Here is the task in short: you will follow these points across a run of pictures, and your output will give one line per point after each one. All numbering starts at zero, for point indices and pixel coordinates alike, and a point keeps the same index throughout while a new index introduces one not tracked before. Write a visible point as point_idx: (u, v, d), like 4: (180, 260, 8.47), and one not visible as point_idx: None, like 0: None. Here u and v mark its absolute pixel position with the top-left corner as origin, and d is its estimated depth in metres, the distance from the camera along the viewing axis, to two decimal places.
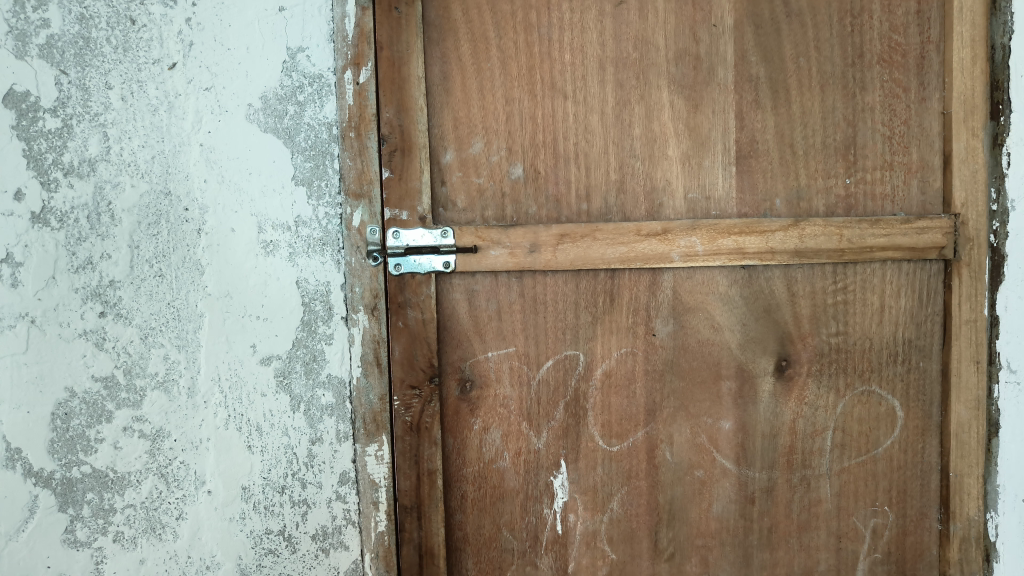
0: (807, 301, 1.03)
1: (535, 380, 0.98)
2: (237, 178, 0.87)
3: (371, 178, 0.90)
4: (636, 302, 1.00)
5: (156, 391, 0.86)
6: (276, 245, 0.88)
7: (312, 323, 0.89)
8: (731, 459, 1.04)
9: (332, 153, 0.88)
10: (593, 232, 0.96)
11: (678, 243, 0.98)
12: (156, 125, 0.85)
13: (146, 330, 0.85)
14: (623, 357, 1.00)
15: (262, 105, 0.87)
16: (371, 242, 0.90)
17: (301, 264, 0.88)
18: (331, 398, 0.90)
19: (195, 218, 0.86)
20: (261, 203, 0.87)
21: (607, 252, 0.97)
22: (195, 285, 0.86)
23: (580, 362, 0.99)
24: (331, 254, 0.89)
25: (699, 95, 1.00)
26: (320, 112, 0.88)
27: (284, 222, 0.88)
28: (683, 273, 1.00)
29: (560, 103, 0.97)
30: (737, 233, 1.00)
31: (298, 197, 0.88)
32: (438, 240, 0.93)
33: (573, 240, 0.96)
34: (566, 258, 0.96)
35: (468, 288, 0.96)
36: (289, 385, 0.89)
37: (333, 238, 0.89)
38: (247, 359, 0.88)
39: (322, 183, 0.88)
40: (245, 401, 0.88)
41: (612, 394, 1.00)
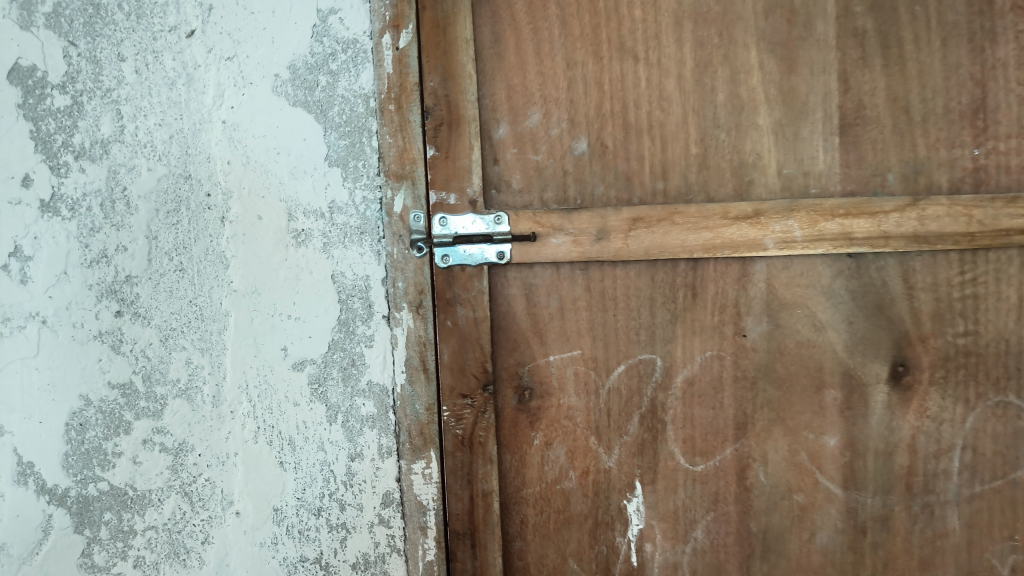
0: (928, 295, 0.86)
1: (605, 389, 0.84)
2: (264, 159, 0.77)
3: (414, 156, 0.79)
4: (722, 298, 0.85)
5: (177, 400, 0.76)
6: (309, 235, 0.78)
7: (350, 322, 0.78)
8: (837, 481, 0.87)
9: (369, 129, 0.78)
10: (671, 216, 0.83)
11: (773, 228, 0.84)
12: (174, 100, 0.76)
13: (166, 331, 0.76)
14: (708, 362, 0.86)
15: (290, 75, 0.77)
16: (415, 230, 0.79)
17: (336, 256, 0.78)
18: (371, 409, 0.79)
19: (218, 204, 0.76)
20: (291, 188, 0.77)
21: (688, 238, 0.83)
22: (219, 280, 0.77)
23: (658, 367, 0.85)
24: (370, 244, 0.78)
25: (794, 53, 0.85)
26: (356, 82, 0.78)
27: (316, 207, 0.78)
28: (778, 263, 0.86)
29: (629, 65, 0.83)
30: (844, 215, 0.85)
31: (332, 179, 0.78)
32: (491, 226, 0.81)
33: (648, 226, 0.83)
34: (640, 246, 0.83)
35: (525, 282, 0.83)
36: (324, 394, 0.78)
37: (372, 226, 0.78)
38: (278, 363, 0.78)
39: (358, 163, 0.78)
40: (276, 411, 0.78)
41: (694, 405, 0.86)
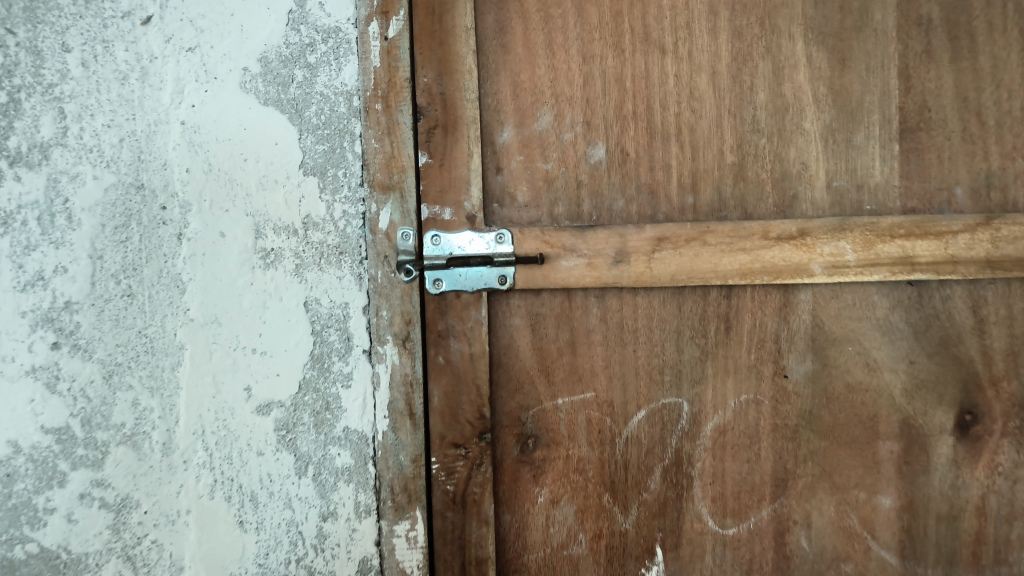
0: (1001, 331, 0.73)
1: (622, 438, 0.73)
2: (229, 166, 0.65)
3: (403, 164, 0.67)
4: (761, 331, 0.73)
5: (121, 448, 0.64)
6: (279, 255, 0.66)
7: (324, 358, 0.67)
8: (893, 549, 0.74)
9: (352, 131, 0.67)
10: (702, 236, 0.71)
11: (821, 251, 0.72)
12: (126, 97, 0.64)
13: (111, 367, 0.64)
14: (742, 408, 0.74)
15: (261, 69, 0.66)
16: (403, 250, 0.68)
17: (310, 280, 0.67)
18: (348, 459, 0.68)
19: (174, 219, 0.65)
20: (259, 200, 0.66)
21: (722, 262, 0.72)
22: (173, 307, 0.65)
23: (684, 414, 0.73)
24: (349, 267, 0.67)
25: (846, 46, 0.74)
26: (337, 77, 0.67)
27: (288, 224, 0.66)
28: (826, 292, 0.74)
29: (657, 59, 0.72)
30: (904, 235, 0.72)
31: (307, 191, 0.66)
32: (491, 247, 0.69)
33: (675, 247, 0.71)
34: (666, 270, 0.71)
35: (530, 311, 0.72)
36: (293, 442, 0.67)
37: (352, 245, 0.67)
38: (240, 406, 0.66)
39: (338, 171, 0.67)
40: (236, 462, 0.67)
41: (726, 458, 0.74)
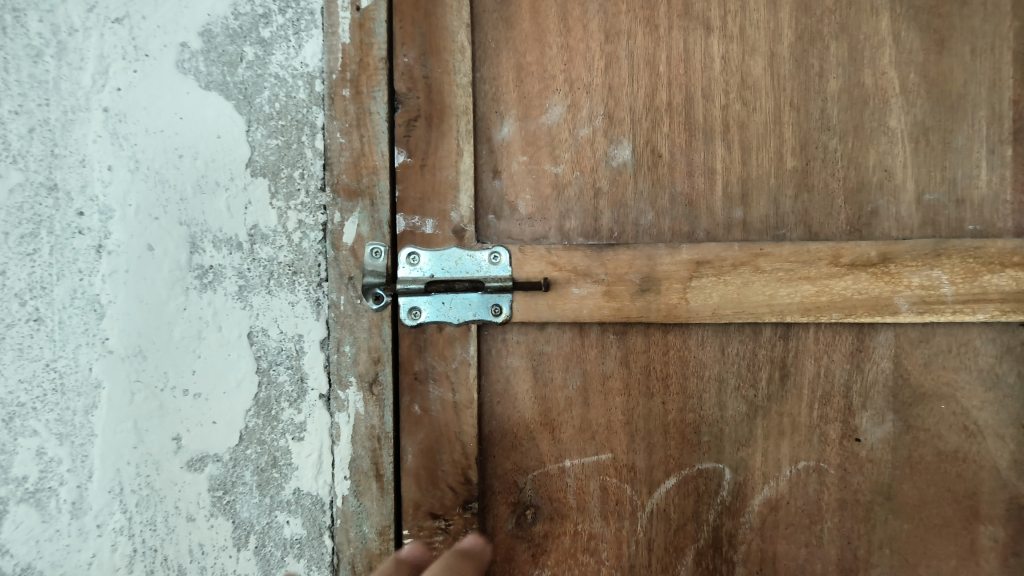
0: None
1: (645, 513, 0.58)
2: (161, 164, 0.53)
3: (375, 164, 0.54)
4: (827, 383, 0.58)
5: (21, 508, 0.51)
6: (219, 273, 0.54)
7: (271, 403, 0.55)
8: None
9: (312, 123, 0.54)
10: (754, 260, 0.56)
11: (908, 282, 0.57)
12: (38, 79, 0.51)
13: (12, 408, 0.51)
14: (800, 479, 0.59)
15: (203, 44, 0.53)
16: (371, 270, 0.54)
17: (256, 306, 0.54)
18: (298, 529, 0.55)
19: (92, 227, 0.52)
20: (196, 206, 0.53)
21: (778, 293, 0.57)
22: (89, 336, 0.52)
23: (725, 484, 0.58)
24: (304, 291, 0.54)
25: (945, 21, 0.58)
26: (295, 55, 0.54)
27: (230, 236, 0.54)
28: (912, 334, 0.58)
29: (699, 38, 0.58)
30: (1018, 264, 0.56)
31: (255, 196, 0.54)
32: (482, 269, 0.55)
33: (719, 274, 0.56)
34: (706, 303, 0.56)
35: (532, 350, 0.57)
36: (231, 505, 0.54)
37: (308, 264, 0.54)
38: (166, 460, 0.53)
39: (294, 171, 0.54)
40: (161, 530, 0.54)
41: (778, 540, 0.59)
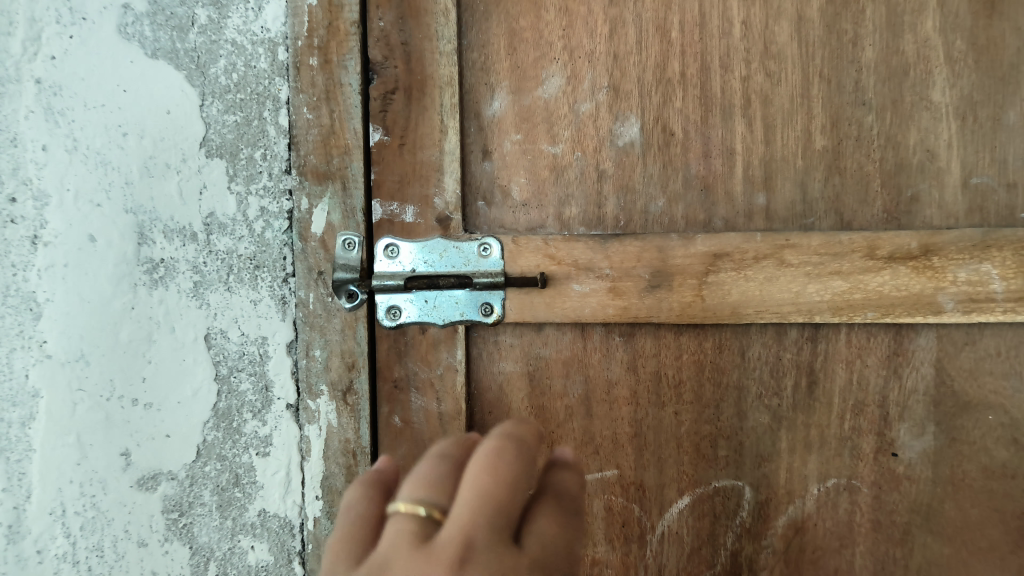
0: None
1: (656, 536, 0.52)
2: (103, 144, 0.46)
3: (346, 143, 0.47)
4: (858, 390, 0.52)
5: None
6: (171, 267, 0.47)
7: (231, 414, 0.49)
8: None
9: (274, 97, 0.48)
10: (779, 253, 0.50)
11: (953, 278, 0.50)
12: None
13: None
14: (828, 498, 0.53)
15: (148, 6, 0.47)
16: (342, 264, 0.45)
17: (214, 305, 0.48)
18: (264, 554, 0.50)
19: (25, 215, 0.45)
20: (144, 191, 0.47)
21: (805, 289, 0.50)
22: (23, 339, 0.45)
23: (745, 504, 0.52)
24: (267, 287, 0.48)
25: None
26: (255, 20, 0.48)
27: (183, 225, 0.47)
28: (956, 335, 0.52)
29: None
30: None
31: (211, 180, 0.47)
32: (471, 262, 0.47)
33: (739, 268, 0.50)
34: (725, 301, 0.50)
35: (528, 353, 0.51)
36: (188, 528, 0.49)
37: (272, 257, 0.48)
38: (114, 480, 0.47)
39: (255, 152, 0.48)
40: (109, 557, 0.47)
41: (805, 566, 0.53)
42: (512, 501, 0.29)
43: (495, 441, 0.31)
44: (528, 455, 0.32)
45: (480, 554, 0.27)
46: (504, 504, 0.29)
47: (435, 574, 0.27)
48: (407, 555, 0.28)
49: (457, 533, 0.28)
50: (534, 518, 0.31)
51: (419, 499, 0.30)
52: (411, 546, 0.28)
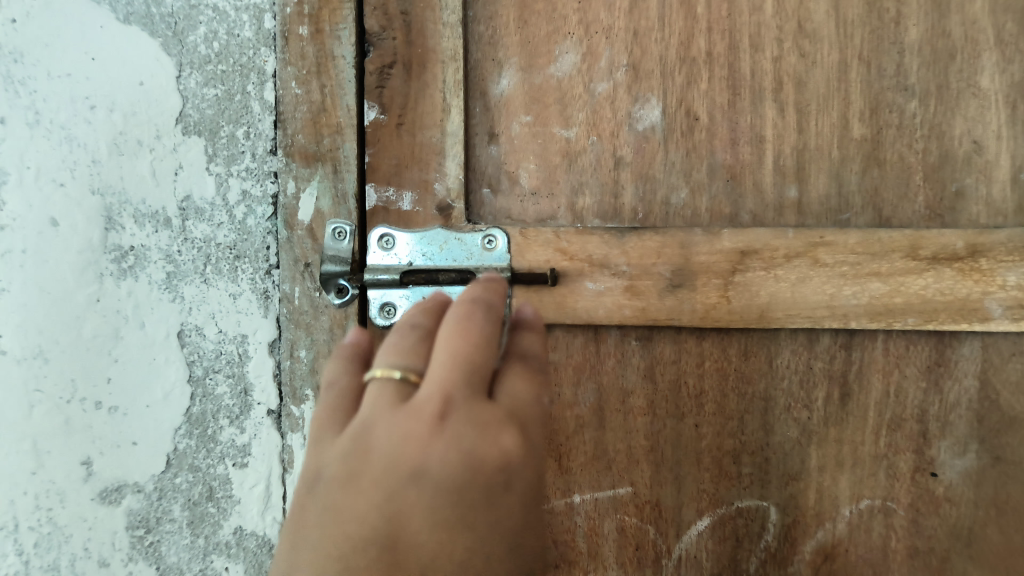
0: None
1: (671, 560, 0.48)
2: (68, 118, 0.42)
3: (338, 121, 0.43)
4: (895, 403, 0.48)
5: None
6: (141, 256, 0.43)
7: (205, 420, 0.43)
8: None
9: (259, 70, 0.43)
10: (813, 251, 0.45)
11: (1003, 282, 0.45)
12: None
13: None
14: (862, 521, 0.48)
15: None
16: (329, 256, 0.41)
17: (188, 297, 0.43)
18: None
19: None
20: (112, 170, 0.42)
21: (840, 292, 0.46)
22: None
23: (770, 526, 0.48)
24: (248, 279, 0.43)
25: None
26: None
27: (155, 209, 0.43)
28: (1003, 345, 0.47)
29: None
30: None
31: (188, 159, 0.43)
32: (475, 256, 0.42)
33: (770, 267, 0.45)
34: (753, 303, 0.45)
35: None
36: (155, 548, 0.43)
37: (254, 246, 0.43)
38: (73, 491, 0.42)
39: (238, 130, 0.43)
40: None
41: None
42: (486, 356, 0.30)
43: (465, 305, 0.31)
44: (496, 315, 0.31)
45: (459, 410, 0.27)
46: (479, 363, 0.29)
47: (417, 430, 0.27)
48: (389, 414, 0.28)
49: (434, 392, 0.28)
50: (509, 374, 0.31)
51: (395, 364, 0.30)
52: (389, 407, 0.28)
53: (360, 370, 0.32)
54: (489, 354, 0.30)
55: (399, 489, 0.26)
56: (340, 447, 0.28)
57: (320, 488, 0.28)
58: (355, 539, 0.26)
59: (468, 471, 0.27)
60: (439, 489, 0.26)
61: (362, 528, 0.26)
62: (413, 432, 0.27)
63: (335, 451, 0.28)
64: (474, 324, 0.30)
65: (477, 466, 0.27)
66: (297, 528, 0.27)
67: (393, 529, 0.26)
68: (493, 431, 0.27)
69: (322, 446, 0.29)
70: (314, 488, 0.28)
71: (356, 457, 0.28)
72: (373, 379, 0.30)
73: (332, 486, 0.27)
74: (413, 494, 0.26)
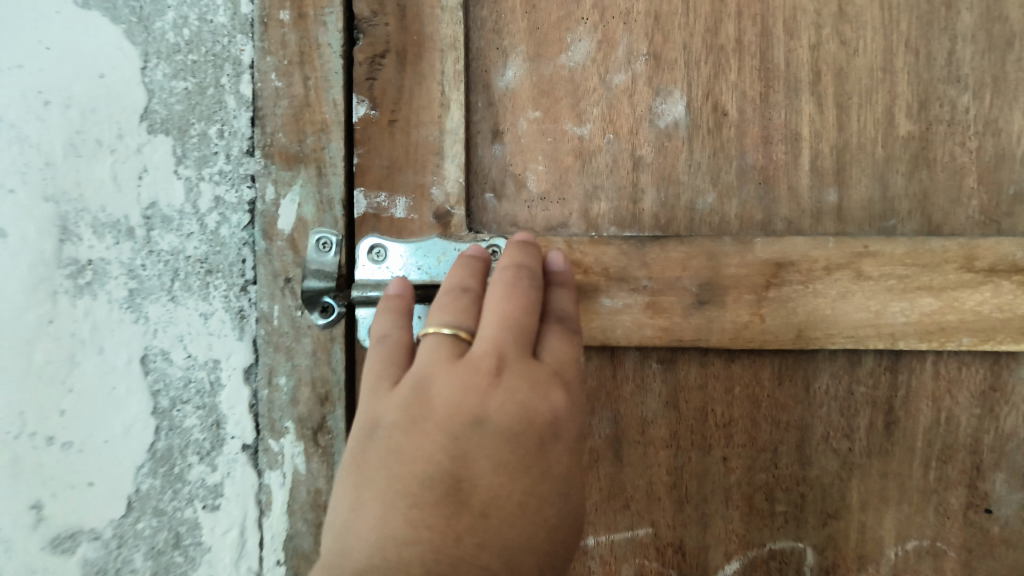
0: None
1: None
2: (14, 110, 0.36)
3: (323, 118, 0.38)
4: (945, 431, 0.43)
5: None
6: (101, 270, 0.37)
7: (172, 457, 0.38)
8: None
9: (234, 61, 0.39)
10: (856, 263, 0.40)
11: None
12: None
13: None
14: (910, 564, 0.44)
15: None
16: (315, 271, 0.37)
17: (153, 318, 0.38)
18: None
19: None
20: (66, 173, 0.37)
21: (888, 308, 0.40)
22: None
23: (806, 570, 0.44)
24: (220, 298, 0.38)
25: None
26: None
27: (115, 218, 0.38)
28: None
29: None
30: None
31: (153, 161, 0.38)
32: None
33: (808, 281, 0.40)
34: (789, 322, 0.40)
35: None
36: None
37: (227, 260, 0.38)
38: (14, 544, 0.36)
39: (209, 128, 0.38)
40: None
41: None
42: (531, 313, 0.31)
43: (512, 268, 0.32)
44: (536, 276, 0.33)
45: (514, 365, 0.28)
46: (528, 320, 0.30)
47: (476, 382, 0.28)
48: (443, 368, 0.28)
49: (489, 348, 0.29)
50: (553, 334, 0.32)
51: (447, 321, 0.31)
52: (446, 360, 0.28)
53: (410, 324, 0.33)
54: (534, 312, 0.31)
55: (461, 435, 0.27)
56: (397, 396, 0.29)
57: (377, 436, 0.28)
58: (422, 480, 0.26)
59: (525, 419, 0.27)
60: (498, 437, 0.27)
61: (428, 470, 0.27)
62: (472, 381, 0.28)
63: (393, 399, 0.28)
64: (522, 283, 0.31)
65: (531, 416, 0.28)
66: (358, 473, 0.28)
67: (456, 473, 0.27)
68: (543, 387, 0.28)
69: (376, 396, 0.29)
70: (372, 435, 0.28)
71: (415, 407, 0.28)
72: (429, 334, 0.30)
73: (390, 433, 0.28)
74: (473, 443, 0.27)
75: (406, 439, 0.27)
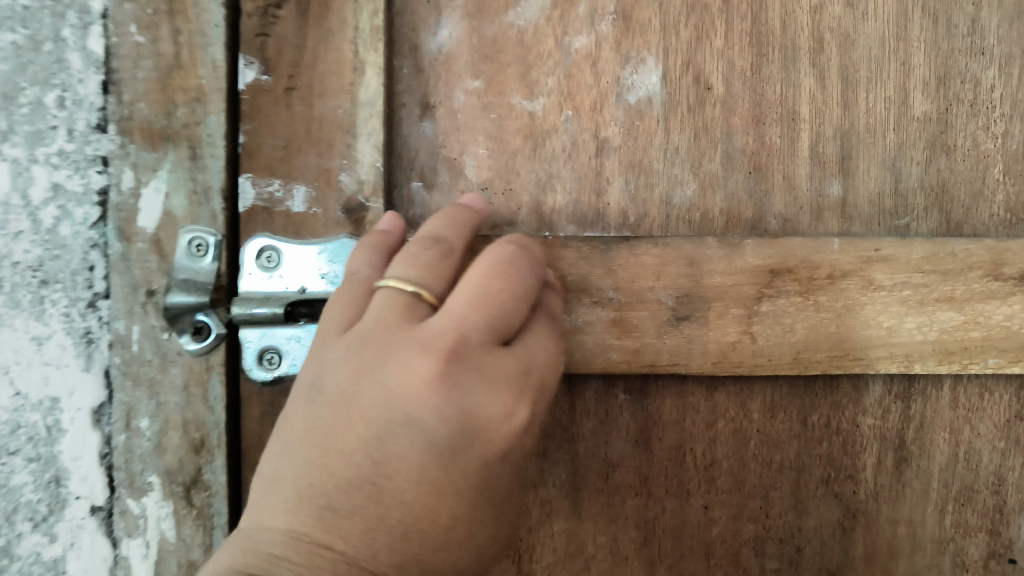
0: None
1: None
2: None
3: (198, 85, 0.30)
4: (964, 469, 0.37)
5: None
6: None
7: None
8: None
9: (80, 8, 0.29)
10: (868, 269, 0.33)
11: None
12: None
13: None
14: None
15: None
16: (178, 283, 0.30)
17: None
18: None
19: None
20: None
21: (903, 325, 0.33)
22: None
23: None
24: (59, 320, 0.30)
25: None
26: None
27: None
28: None
29: None
30: None
31: None
32: None
33: (809, 292, 0.33)
34: (786, 343, 0.33)
35: None
36: None
37: (68, 270, 0.30)
38: None
39: (45, 97, 0.29)
40: None
41: None
42: (517, 304, 0.26)
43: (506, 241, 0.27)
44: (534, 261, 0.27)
45: (469, 358, 0.25)
46: (505, 310, 0.26)
47: (421, 368, 0.24)
48: (396, 335, 0.25)
49: (447, 329, 0.25)
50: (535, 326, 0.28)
51: (407, 276, 0.26)
52: (403, 330, 0.25)
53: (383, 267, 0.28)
54: (522, 303, 0.26)
55: (387, 434, 0.24)
56: (342, 355, 0.25)
57: (316, 398, 0.26)
58: (341, 479, 0.24)
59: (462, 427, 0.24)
60: (430, 447, 0.24)
61: (347, 469, 0.24)
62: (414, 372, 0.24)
63: (330, 364, 0.26)
64: (514, 268, 0.26)
65: (477, 423, 0.24)
66: (285, 433, 0.26)
67: (377, 480, 0.24)
68: (498, 392, 0.25)
69: (322, 347, 0.26)
70: (311, 394, 0.26)
71: (355, 373, 0.25)
72: (383, 289, 0.26)
73: (329, 400, 0.25)
74: (404, 441, 0.24)
75: (331, 418, 0.25)
